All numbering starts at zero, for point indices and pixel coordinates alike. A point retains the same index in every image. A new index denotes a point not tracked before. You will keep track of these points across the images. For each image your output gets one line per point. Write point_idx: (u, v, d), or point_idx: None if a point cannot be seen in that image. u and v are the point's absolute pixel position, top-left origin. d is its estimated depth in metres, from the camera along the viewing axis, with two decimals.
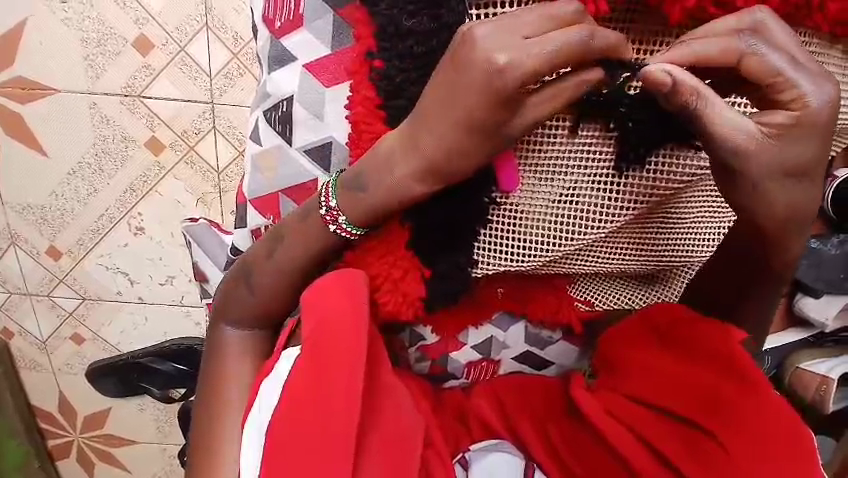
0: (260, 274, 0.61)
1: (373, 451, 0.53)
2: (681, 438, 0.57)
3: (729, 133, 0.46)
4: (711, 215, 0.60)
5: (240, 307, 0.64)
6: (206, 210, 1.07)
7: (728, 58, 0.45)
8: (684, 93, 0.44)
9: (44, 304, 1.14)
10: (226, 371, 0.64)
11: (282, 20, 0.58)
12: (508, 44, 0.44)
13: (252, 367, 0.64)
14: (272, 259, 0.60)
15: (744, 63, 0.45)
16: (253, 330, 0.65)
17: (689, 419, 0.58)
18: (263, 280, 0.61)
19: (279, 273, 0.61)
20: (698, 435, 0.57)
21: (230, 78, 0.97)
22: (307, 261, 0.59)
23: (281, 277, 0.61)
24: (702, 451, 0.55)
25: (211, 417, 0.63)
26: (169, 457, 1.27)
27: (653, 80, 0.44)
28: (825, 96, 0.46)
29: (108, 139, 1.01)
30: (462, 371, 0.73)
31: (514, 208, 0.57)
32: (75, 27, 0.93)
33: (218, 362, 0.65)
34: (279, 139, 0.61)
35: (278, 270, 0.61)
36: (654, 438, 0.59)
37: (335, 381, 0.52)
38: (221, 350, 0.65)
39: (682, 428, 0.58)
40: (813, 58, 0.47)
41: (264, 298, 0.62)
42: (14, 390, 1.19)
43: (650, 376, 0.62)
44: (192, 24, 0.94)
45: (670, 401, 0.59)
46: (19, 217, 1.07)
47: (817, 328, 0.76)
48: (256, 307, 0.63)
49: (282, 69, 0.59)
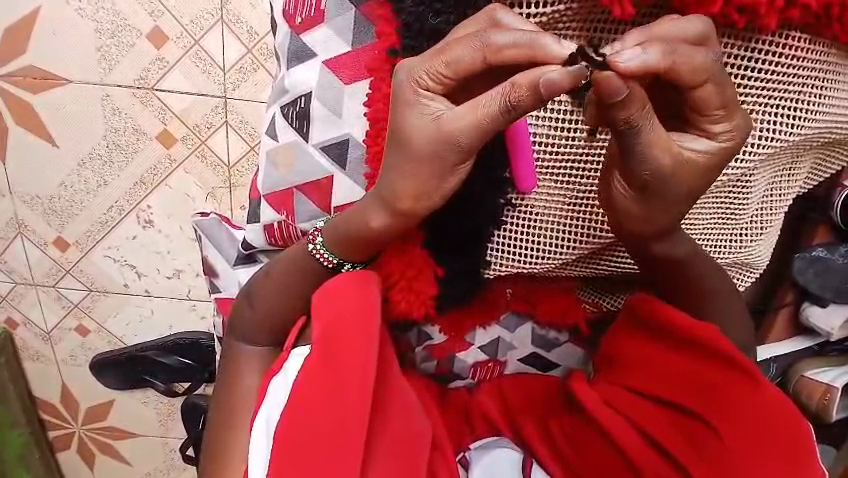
0: (279, 270, 0.62)
1: (380, 450, 0.52)
2: (677, 433, 0.57)
3: (645, 161, 0.43)
4: (723, 223, 0.59)
5: (254, 312, 0.64)
6: (217, 206, 1.05)
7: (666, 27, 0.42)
8: (634, 107, 0.39)
9: (50, 295, 1.14)
10: (238, 383, 0.63)
11: (302, 17, 0.60)
12: (428, 65, 0.44)
13: (259, 376, 0.63)
14: (281, 267, 0.62)
15: (672, 69, 0.41)
16: (264, 347, 0.65)
17: (687, 412, 0.57)
18: (274, 287, 0.63)
19: (299, 269, 0.61)
20: (696, 429, 0.56)
21: (244, 72, 0.97)
22: (316, 268, 0.60)
23: (298, 274, 0.61)
24: (701, 447, 0.54)
25: (221, 430, 0.62)
26: (169, 451, 1.26)
27: (610, 91, 0.38)
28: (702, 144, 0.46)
29: (119, 131, 1.01)
30: (468, 372, 0.73)
31: (529, 209, 0.57)
32: (90, 17, 0.95)
33: (227, 372, 0.65)
34: (296, 135, 0.63)
35: (289, 277, 0.62)
36: (658, 433, 0.58)
37: (348, 368, 0.52)
38: (235, 359, 0.65)
39: (679, 421, 0.57)
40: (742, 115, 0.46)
41: (280, 300, 0.63)
42: (18, 382, 1.19)
43: (644, 371, 0.61)
44: (207, 18, 0.95)
45: (667, 393, 0.59)
46: (27, 207, 1.07)
47: (822, 337, 0.75)
48: (260, 322, 0.64)
49: (299, 64, 0.61)
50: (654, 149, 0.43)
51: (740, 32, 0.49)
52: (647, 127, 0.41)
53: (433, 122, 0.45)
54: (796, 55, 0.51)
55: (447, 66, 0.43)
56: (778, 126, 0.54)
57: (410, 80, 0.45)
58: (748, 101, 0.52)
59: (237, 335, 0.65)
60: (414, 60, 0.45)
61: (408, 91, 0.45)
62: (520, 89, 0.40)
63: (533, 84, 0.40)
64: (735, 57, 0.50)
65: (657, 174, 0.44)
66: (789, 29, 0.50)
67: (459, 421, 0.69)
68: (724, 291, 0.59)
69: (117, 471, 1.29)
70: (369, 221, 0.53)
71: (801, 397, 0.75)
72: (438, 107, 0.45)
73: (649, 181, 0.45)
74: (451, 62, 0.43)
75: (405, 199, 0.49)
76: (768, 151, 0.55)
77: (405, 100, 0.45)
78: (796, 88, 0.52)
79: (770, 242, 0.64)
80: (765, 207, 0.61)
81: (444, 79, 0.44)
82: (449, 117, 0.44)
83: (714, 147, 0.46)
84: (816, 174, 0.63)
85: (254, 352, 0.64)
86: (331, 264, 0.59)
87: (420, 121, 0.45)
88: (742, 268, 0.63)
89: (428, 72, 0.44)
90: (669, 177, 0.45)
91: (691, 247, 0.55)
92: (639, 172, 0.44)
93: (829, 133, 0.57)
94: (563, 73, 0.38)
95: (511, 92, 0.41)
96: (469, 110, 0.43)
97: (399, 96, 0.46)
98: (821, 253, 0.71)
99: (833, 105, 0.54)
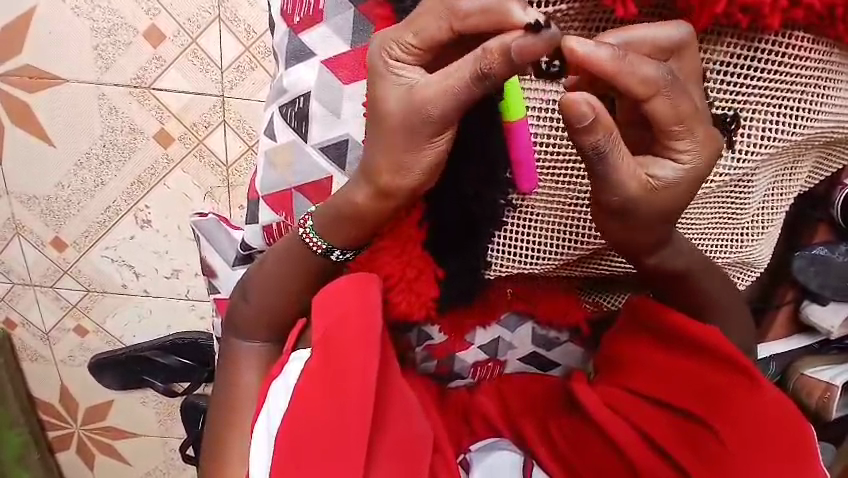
0: (273, 261, 0.61)
1: (382, 454, 0.52)
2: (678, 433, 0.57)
3: (611, 186, 0.43)
4: (724, 222, 0.59)
5: (250, 307, 0.63)
6: (216, 205, 1.05)
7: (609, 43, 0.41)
8: (599, 132, 0.39)
9: (48, 296, 1.14)
10: (234, 380, 0.63)
11: (301, 16, 0.61)
12: (395, 35, 0.44)
13: (256, 374, 0.63)
14: (273, 258, 0.61)
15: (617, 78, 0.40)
16: (263, 343, 0.64)
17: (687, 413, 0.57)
18: (265, 278, 0.62)
19: (292, 256, 0.60)
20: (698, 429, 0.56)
21: (241, 71, 0.97)
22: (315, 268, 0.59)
23: (290, 263, 0.60)
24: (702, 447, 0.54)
25: (216, 427, 0.62)
26: (169, 451, 1.26)
27: (576, 115, 0.38)
28: (675, 169, 0.45)
29: (116, 130, 1.01)
30: (468, 371, 0.72)
31: (530, 210, 0.57)
32: (86, 16, 0.94)
33: (224, 370, 0.65)
34: (294, 135, 0.62)
35: (280, 269, 0.61)
36: (660, 435, 0.57)
37: (348, 371, 0.52)
38: (233, 356, 0.64)
39: (678, 421, 0.57)
40: (711, 132, 0.45)
41: (276, 296, 0.62)
42: (17, 382, 1.18)
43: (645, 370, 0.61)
44: (204, 16, 0.94)
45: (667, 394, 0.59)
46: (24, 207, 1.07)
47: (823, 335, 0.75)
48: (256, 318, 0.63)
49: (298, 64, 0.61)
50: (620, 174, 0.42)
51: (743, 31, 0.49)
52: (614, 150, 0.41)
53: (406, 91, 0.44)
54: (799, 54, 0.50)
55: (416, 36, 0.43)
56: (781, 125, 0.53)
57: (381, 51, 0.45)
58: (749, 101, 0.52)
59: (233, 332, 0.65)
60: (381, 37, 0.45)
61: (379, 63, 0.45)
62: (492, 54, 0.39)
63: (504, 49, 0.38)
64: (737, 56, 0.50)
65: (627, 200, 0.44)
66: (792, 29, 0.49)
67: (458, 420, 0.69)
68: (720, 294, 0.59)
69: (117, 470, 1.29)
70: (352, 198, 0.52)
71: (801, 397, 0.75)
72: (411, 76, 0.45)
73: (621, 206, 0.45)
74: (420, 30, 0.43)
75: (384, 172, 0.48)
76: (770, 150, 0.54)
77: (377, 72, 0.45)
78: (799, 87, 0.52)
79: (771, 241, 0.63)
80: (766, 207, 0.60)
81: (413, 49, 0.44)
82: (421, 84, 0.43)
83: (682, 171, 0.45)
84: (818, 172, 0.62)
85: (250, 349, 0.64)
86: (320, 250, 0.58)
87: (392, 91, 0.45)
88: (743, 267, 0.63)
89: (399, 43, 0.44)
90: (636, 205, 0.45)
91: (692, 258, 0.55)
92: (610, 197, 0.44)
93: (831, 132, 0.56)
94: (535, 37, 0.37)
95: (483, 60, 0.40)
96: (439, 77, 0.42)
97: (372, 65, 0.46)
98: (820, 252, 0.71)
99: (836, 104, 0.54)
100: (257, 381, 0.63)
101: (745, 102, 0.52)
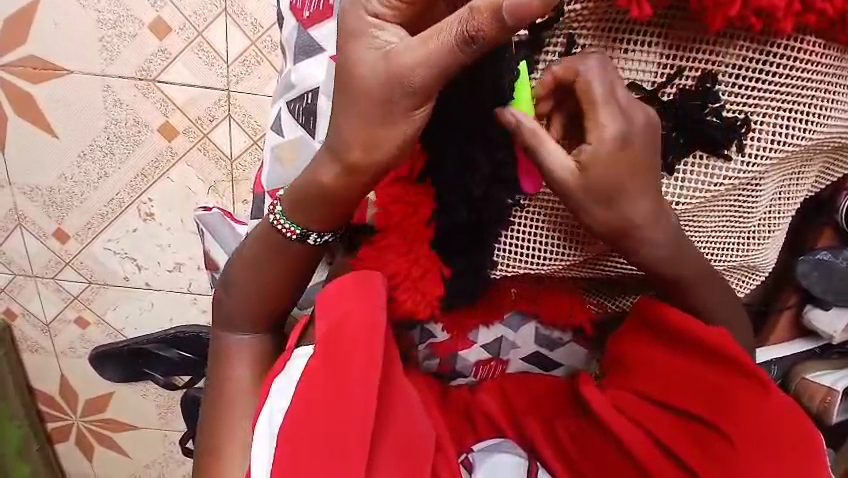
0: (252, 247, 0.60)
1: (386, 454, 0.52)
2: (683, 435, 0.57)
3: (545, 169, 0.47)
4: (731, 225, 0.59)
5: (235, 300, 0.62)
6: (219, 199, 1.05)
7: (570, 73, 0.47)
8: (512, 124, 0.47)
9: (50, 287, 1.13)
10: (229, 374, 0.63)
11: (310, 11, 0.62)
12: None
13: (250, 367, 0.62)
14: (253, 245, 0.59)
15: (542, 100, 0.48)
16: (254, 335, 0.64)
17: (692, 416, 0.57)
18: (249, 268, 0.60)
19: (271, 243, 0.58)
20: (703, 433, 0.56)
21: (247, 65, 0.97)
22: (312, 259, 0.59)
23: (270, 251, 0.58)
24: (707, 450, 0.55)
25: (212, 421, 0.61)
26: (169, 443, 1.26)
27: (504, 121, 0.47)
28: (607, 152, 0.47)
29: (120, 123, 1.00)
30: (470, 370, 0.73)
31: (537, 210, 0.57)
32: (92, 7, 0.94)
33: (216, 363, 0.64)
34: (302, 130, 0.62)
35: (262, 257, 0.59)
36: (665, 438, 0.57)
37: (353, 370, 0.52)
38: (226, 350, 0.64)
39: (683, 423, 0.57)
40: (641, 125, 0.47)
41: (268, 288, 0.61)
42: (17, 374, 1.18)
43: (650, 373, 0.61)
44: (210, 9, 0.94)
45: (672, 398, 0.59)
46: (26, 198, 1.06)
47: (825, 340, 0.75)
48: (247, 310, 0.62)
49: (306, 59, 0.62)
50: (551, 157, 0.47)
51: (755, 35, 0.49)
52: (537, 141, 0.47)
53: (381, 57, 0.43)
54: (811, 60, 0.50)
55: None
56: (791, 129, 0.53)
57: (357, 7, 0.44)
58: (760, 105, 0.51)
59: (224, 325, 0.64)
60: None
61: (354, 19, 0.44)
62: (480, 15, 0.38)
63: (494, 8, 0.38)
64: (748, 59, 0.50)
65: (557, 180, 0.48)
66: (805, 33, 0.49)
67: (459, 419, 0.69)
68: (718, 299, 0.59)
69: (117, 462, 1.29)
70: (320, 176, 0.50)
71: (802, 399, 0.75)
72: (387, 36, 0.43)
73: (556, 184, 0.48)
74: None
75: (355, 150, 0.46)
76: (779, 155, 0.54)
77: (353, 32, 0.44)
78: (809, 92, 0.52)
79: (776, 246, 0.63)
80: (773, 211, 0.60)
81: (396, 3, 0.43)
82: (401, 47, 0.42)
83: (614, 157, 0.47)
84: (825, 178, 0.62)
85: (243, 342, 0.63)
86: (295, 235, 0.56)
87: (368, 51, 0.44)
88: (747, 271, 0.63)
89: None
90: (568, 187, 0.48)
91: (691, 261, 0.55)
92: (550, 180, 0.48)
93: (840, 138, 0.56)
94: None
95: (469, 21, 0.39)
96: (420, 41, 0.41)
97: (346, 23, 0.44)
98: (825, 257, 0.70)
99: (846, 110, 0.54)
100: (252, 374, 0.62)
101: (756, 106, 0.51)
